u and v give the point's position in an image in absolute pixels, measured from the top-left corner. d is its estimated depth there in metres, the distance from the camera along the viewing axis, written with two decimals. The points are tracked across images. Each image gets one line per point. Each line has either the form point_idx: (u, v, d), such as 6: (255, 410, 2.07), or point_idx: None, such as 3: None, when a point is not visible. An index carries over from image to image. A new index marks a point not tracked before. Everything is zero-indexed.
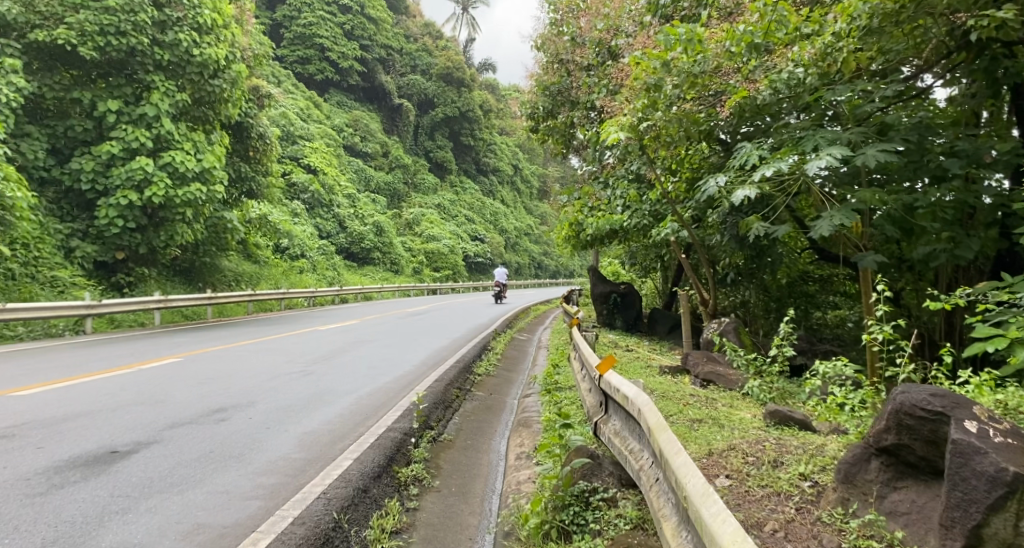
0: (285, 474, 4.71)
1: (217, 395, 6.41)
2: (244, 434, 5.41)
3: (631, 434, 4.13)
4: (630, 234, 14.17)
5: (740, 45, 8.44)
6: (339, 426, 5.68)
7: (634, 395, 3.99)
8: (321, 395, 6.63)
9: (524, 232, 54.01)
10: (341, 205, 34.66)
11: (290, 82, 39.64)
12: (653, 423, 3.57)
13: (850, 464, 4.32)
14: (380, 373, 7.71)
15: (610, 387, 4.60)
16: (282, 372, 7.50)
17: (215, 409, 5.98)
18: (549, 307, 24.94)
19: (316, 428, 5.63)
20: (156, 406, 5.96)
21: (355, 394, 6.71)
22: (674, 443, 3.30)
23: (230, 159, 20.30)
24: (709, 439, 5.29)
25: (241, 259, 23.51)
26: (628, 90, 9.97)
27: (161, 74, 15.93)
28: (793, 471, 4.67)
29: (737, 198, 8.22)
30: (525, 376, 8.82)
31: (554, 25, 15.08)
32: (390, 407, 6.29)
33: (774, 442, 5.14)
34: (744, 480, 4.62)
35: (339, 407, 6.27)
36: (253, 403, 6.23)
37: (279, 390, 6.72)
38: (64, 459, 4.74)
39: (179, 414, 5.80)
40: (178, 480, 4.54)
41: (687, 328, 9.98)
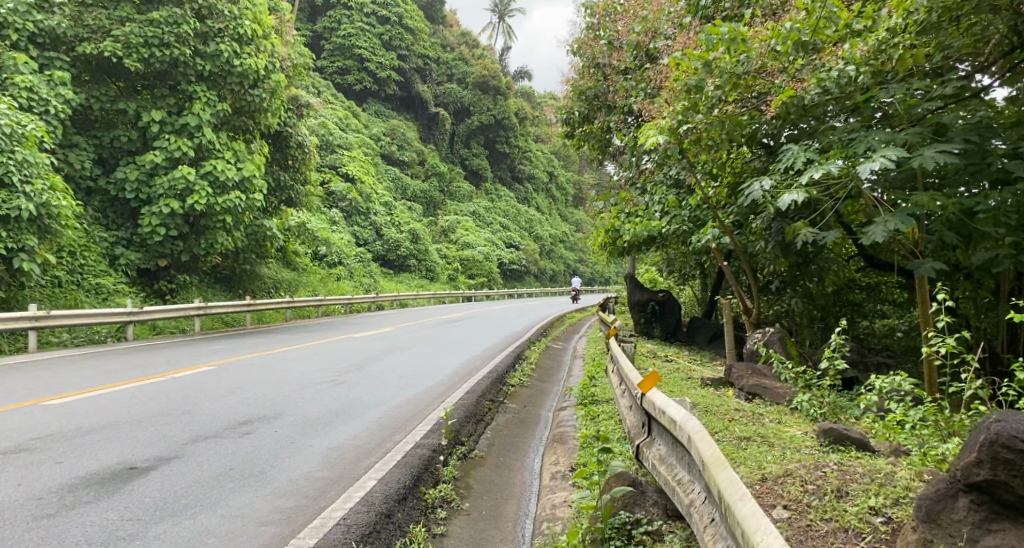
0: (305, 496, 4.53)
1: (244, 406, 6.29)
2: (267, 450, 5.26)
3: (679, 463, 3.82)
4: (670, 241, 13.80)
5: (785, 43, 8.08)
6: (365, 442, 5.50)
7: (685, 420, 3.67)
8: (350, 407, 6.47)
9: (560, 239, 53.71)
10: (378, 213, 34.80)
11: (329, 92, 40.02)
12: (706, 456, 3.26)
13: (933, 501, 3.94)
14: (411, 383, 7.53)
15: (654, 409, 4.29)
16: (312, 382, 7.37)
17: (241, 421, 5.85)
18: (585, 314, 24.64)
19: (341, 444, 5.46)
20: (182, 418, 5.86)
21: (384, 407, 6.53)
22: (735, 483, 2.97)
23: (268, 167, 20.46)
24: (760, 461, 4.96)
25: (279, 266, 23.70)
26: (667, 92, 9.68)
27: (202, 85, 16.06)
28: (861, 503, 4.30)
29: (784, 202, 7.82)
30: (560, 387, 8.55)
31: (593, 29, 14.81)
32: (419, 421, 6.08)
33: (833, 466, 4.78)
34: (804, 512, 4.26)
35: (368, 420, 6.09)
36: (280, 415, 6.09)
37: (307, 401, 6.57)
38: (80, 476, 4.63)
39: (203, 427, 5.68)
40: (192, 501, 4.39)
41: (730, 338, 9.58)
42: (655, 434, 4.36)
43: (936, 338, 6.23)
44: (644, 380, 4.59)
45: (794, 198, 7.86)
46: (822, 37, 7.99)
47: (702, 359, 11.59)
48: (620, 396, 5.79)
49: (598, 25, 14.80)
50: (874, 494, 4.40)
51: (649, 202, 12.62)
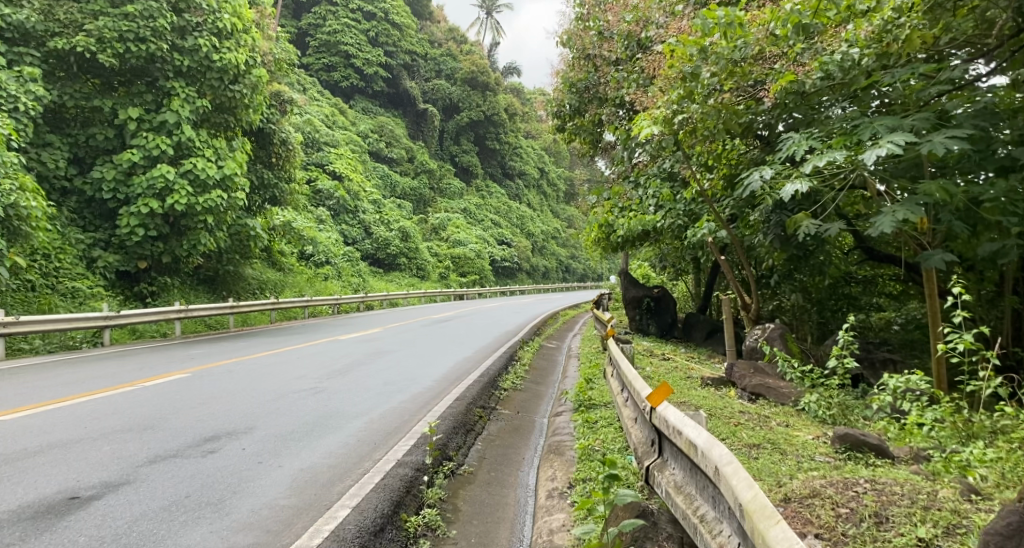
0: (264, 530, 4.12)
1: (212, 419, 5.88)
2: (230, 473, 4.86)
3: (701, 496, 3.51)
4: (664, 236, 13.42)
5: (785, 27, 7.74)
6: (340, 462, 5.10)
7: (714, 449, 3.36)
8: (328, 418, 6.06)
9: (551, 236, 53.36)
10: (367, 211, 34.33)
11: (315, 89, 39.47)
12: (748, 500, 2.95)
13: (1006, 538, 3.49)
14: (397, 390, 7.13)
15: (669, 426, 3.96)
16: (290, 390, 6.96)
17: (206, 439, 5.44)
18: (579, 312, 24.30)
19: (314, 464, 5.07)
20: (143, 434, 5.45)
21: (365, 418, 6.13)
22: (793, 543, 2.64)
23: (252, 166, 19.97)
24: (779, 478, 4.50)
25: (265, 266, 23.23)
26: (661, 80, 9.29)
27: (181, 80, 15.58)
28: (905, 532, 3.78)
29: (787, 192, 7.42)
30: (555, 390, 8.17)
31: (582, 20, 14.43)
32: (402, 435, 5.68)
33: (854, 479, 4.38)
34: (839, 541, 3.75)
35: (347, 434, 5.69)
36: (251, 429, 5.69)
37: (283, 412, 6.17)
38: (15, 509, 4.22)
39: (165, 445, 5.27)
40: (136, 539, 3.98)
41: (729, 335, 9.20)
42: (669, 456, 4.04)
43: (953, 334, 5.88)
44: (654, 393, 4.25)
45: (798, 188, 7.50)
46: (823, 21, 7.71)
47: (699, 356, 11.20)
48: (622, 405, 5.43)
49: (587, 16, 14.41)
50: (920, 521, 3.89)
51: (643, 195, 12.25)
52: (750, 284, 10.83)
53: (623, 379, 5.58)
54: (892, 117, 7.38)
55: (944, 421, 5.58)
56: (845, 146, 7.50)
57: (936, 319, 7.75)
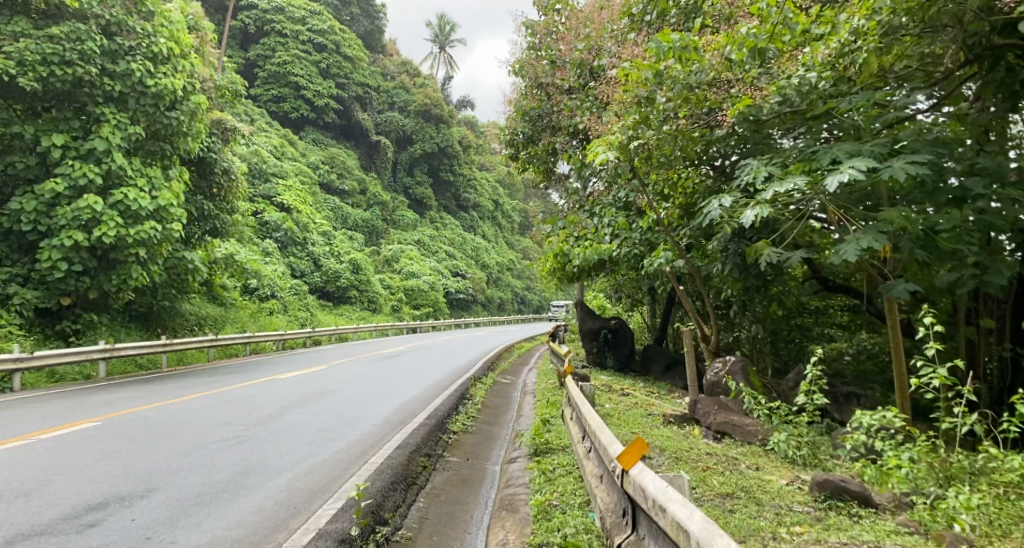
0: None
1: (104, 481, 5.22)
2: None
3: None
4: (621, 266, 13.06)
5: (741, 51, 7.49)
6: (245, 535, 4.49)
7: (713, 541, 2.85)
8: (244, 476, 5.43)
9: (506, 267, 53.00)
10: (316, 243, 33.43)
11: (263, 120, 38.62)
12: None
13: None
14: (330, 438, 6.52)
15: (647, 497, 3.47)
16: (209, 440, 6.32)
17: (88, 508, 4.78)
18: (535, 344, 23.83)
19: (212, 538, 4.45)
20: (14, 504, 4.78)
21: (288, 474, 5.51)
22: None
23: (192, 196, 19.10)
24: (765, 540, 3.99)
25: (204, 300, 22.19)
26: (616, 104, 8.97)
27: (112, 106, 14.78)
28: None
29: (747, 220, 7.09)
30: (509, 431, 7.62)
31: (534, 48, 14.17)
32: (327, 497, 5.06)
33: (847, 542, 3.86)
34: None
35: (261, 497, 5.06)
36: (149, 494, 5.04)
37: (193, 469, 5.53)
38: None
39: (36, 518, 4.61)
40: None
41: (690, 370, 8.82)
42: (645, 533, 3.53)
43: (925, 368, 5.51)
44: (627, 451, 3.78)
45: (759, 215, 7.18)
46: (779, 46, 7.46)
47: (659, 391, 10.75)
48: (585, 457, 4.92)
49: (540, 44, 14.18)
50: None
51: (599, 225, 11.91)
52: (708, 314, 10.48)
53: (584, 427, 5.07)
54: (852, 142, 7.13)
55: (920, 462, 5.17)
56: (805, 172, 7.23)
57: (898, 351, 7.54)
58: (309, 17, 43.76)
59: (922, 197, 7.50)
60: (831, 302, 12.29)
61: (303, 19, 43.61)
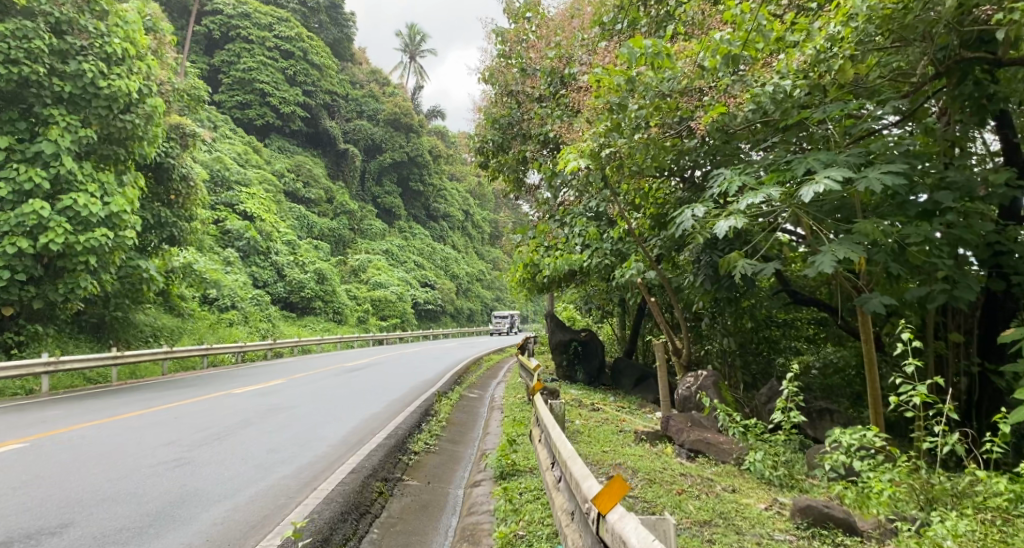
0: None
1: (18, 515, 4.82)
2: None
3: None
4: (591, 277, 12.79)
5: (714, 58, 7.22)
6: None
7: None
8: (176, 506, 5.04)
9: (476, 277, 52.59)
10: (280, 253, 32.70)
11: (226, 127, 37.81)
12: None
13: None
14: (279, 461, 6.13)
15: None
16: (146, 465, 5.92)
17: None
18: (505, 356, 23.50)
19: None
20: None
21: (227, 504, 5.12)
22: None
23: (149, 203, 18.42)
24: None
25: (161, 311, 21.46)
26: (588, 110, 8.69)
27: (61, 108, 14.17)
28: None
29: (722, 230, 6.81)
30: (474, 450, 7.24)
31: (505, 56, 13.92)
32: (266, 531, 4.67)
33: None
34: None
35: (192, 531, 4.67)
36: (64, 529, 4.64)
37: (120, 499, 5.14)
38: None
39: None
40: None
41: (662, 384, 8.48)
42: None
43: (906, 385, 5.34)
44: (605, 493, 3.41)
45: (733, 226, 6.93)
46: (753, 53, 7.18)
47: (629, 405, 10.48)
48: (554, 486, 4.56)
49: (510, 52, 13.95)
50: None
51: (569, 235, 11.70)
52: (679, 326, 10.22)
53: (555, 452, 4.70)
54: (826, 153, 6.88)
55: (901, 484, 4.95)
56: (779, 183, 6.99)
57: (871, 366, 7.37)
58: (276, 24, 43.11)
59: (895, 210, 7.36)
60: (798, 315, 12.14)
61: (270, 25, 42.95)
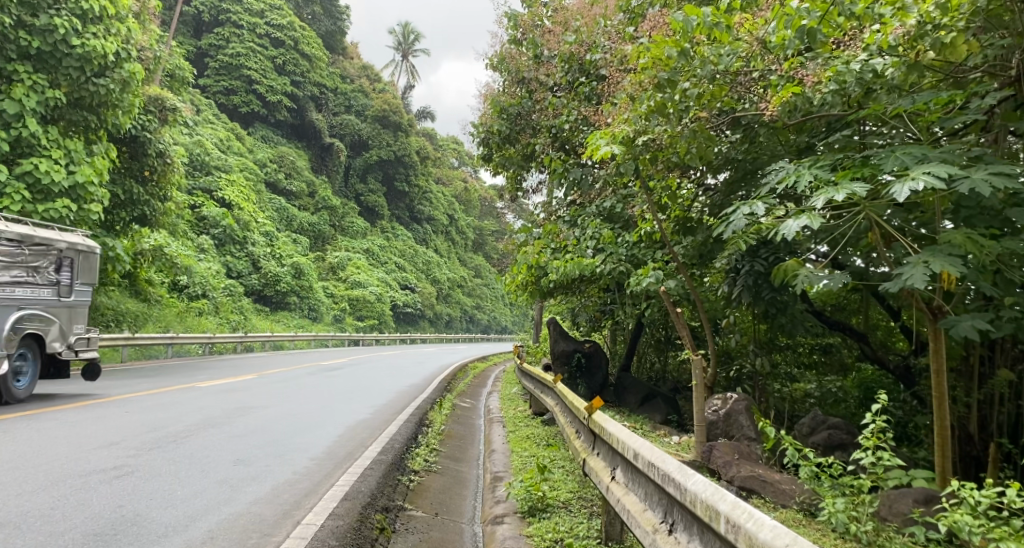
0: None
1: None
2: None
3: None
4: (598, 284, 11.71)
5: (786, 31, 6.28)
6: None
7: None
8: (105, 541, 3.85)
9: (456, 283, 51.47)
10: (257, 243, 31.25)
11: (210, 111, 36.37)
12: None
13: None
14: (252, 480, 4.96)
15: None
16: (72, 477, 4.71)
17: None
18: (488, 364, 22.39)
19: None
20: None
21: (177, 540, 3.94)
22: None
23: (118, 178, 17.03)
24: None
25: (125, 295, 20.12)
26: (625, 90, 7.67)
27: (27, 65, 12.89)
28: None
29: (793, 230, 5.81)
30: (483, 472, 6.12)
31: (517, 42, 12.88)
32: None
33: None
34: None
35: None
36: None
37: (30, 526, 3.95)
38: None
39: None
40: None
41: (700, 396, 6.75)
42: None
43: None
44: None
45: (801, 226, 5.96)
46: (831, 28, 6.23)
47: (642, 427, 9.46)
48: None
49: (523, 38, 12.90)
50: None
51: (580, 236, 10.62)
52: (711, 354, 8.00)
53: (692, 512, 2.99)
54: (917, 147, 5.90)
55: None
56: (856, 179, 5.99)
57: (941, 401, 6.15)
58: (269, 11, 41.79)
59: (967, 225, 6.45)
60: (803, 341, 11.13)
61: (262, 12, 41.67)
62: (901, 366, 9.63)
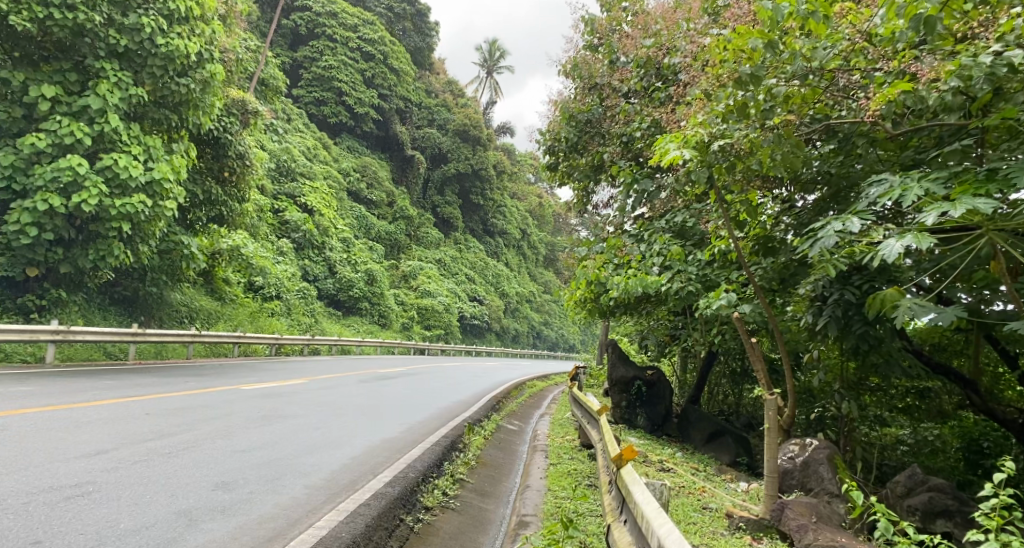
0: None
1: None
2: None
3: None
4: (665, 306, 10.80)
5: (899, 18, 5.37)
6: None
7: None
8: None
9: (526, 298, 50.95)
10: (333, 249, 31.57)
11: (299, 120, 37.20)
12: None
13: None
14: (230, 513, 4.59)
15: None
16: (37, 493, 4.50)
17: None
18: (549, 384, 21.58)
19: None
20: None
21: None
22: None
23: (196, 177, 17.21)
24: None
25: (200, 293, 20.46)
26: (701, 90, 6.85)
27: (115, 63, 13.09)
28: None
29: (896, 252, 4.85)
30: (511, 514, 5.43)
31: (592, 48, 12.17)
32: None
33: None
34: None
35: None
36: None
37: None
38: None
39: None
40: None
41: (773, 442, 5.80)
42: None
43: None
44: None
45: (905, 246, 4.99)
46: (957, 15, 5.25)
47: (707, 467, 8.52)
48: None
49: (599, 43, 12.18)
50: None
51: (646, 252, 9.77)
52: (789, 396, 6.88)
53: None
54: None
55: None
56: (976, 196, 4.99)
57: None
58: (361, 24, 42.59)
59: None
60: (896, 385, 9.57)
61: (355, 25, 42.51)
62: (1018, 420, 8.22)
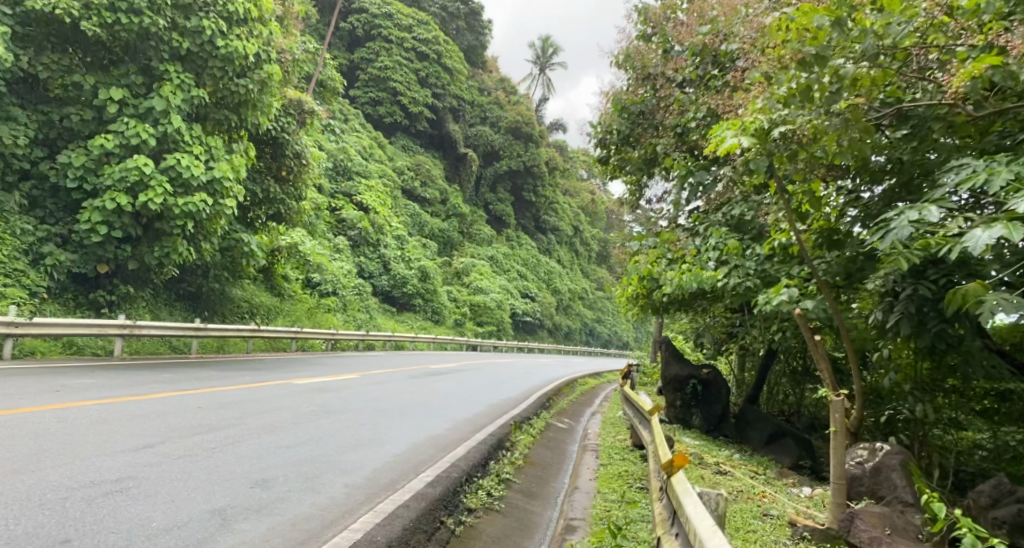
0: None
1: None
2: None
3: None
4: (721, 302, 10.43)
5: None
6: None
7: None
8: None
9: (579, 295, 50.55)
10: (388, 247, 31.86)
11: (355, 119, 37.68)
12: None
13: None
14: (270, 514, 4.50)
15: None
16: (81, 489, 4.51)
17: None
18: (601, 382, 21.27)
19: None
20: None
21: None
22: None
23: (255, 176, 17.50)
24: None
25: (259, 289, 20.87)
26: (762, 76, 6.51)
27: (178, 65, 13.37)
28: None
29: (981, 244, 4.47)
30: (559, 518, 5.23)
31: (647, 38, 11.83)
32: None
33: None
34: None
35: None
36: None
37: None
38: None
39: None
40: None
41: (839, 447, 5.44)
42: None
43: None
44: None
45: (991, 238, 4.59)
46: None
47: (769, 471, 8.16)
48: None
49: (653, 33, 11.84)
50: None
51: (701, 247, 9.42)
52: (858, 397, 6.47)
53: None
54: None
55: None
56: None
57: None
58: (415, 24, 42.87)
59: None
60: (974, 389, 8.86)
61: (409, 25, 42.79)
62: None
